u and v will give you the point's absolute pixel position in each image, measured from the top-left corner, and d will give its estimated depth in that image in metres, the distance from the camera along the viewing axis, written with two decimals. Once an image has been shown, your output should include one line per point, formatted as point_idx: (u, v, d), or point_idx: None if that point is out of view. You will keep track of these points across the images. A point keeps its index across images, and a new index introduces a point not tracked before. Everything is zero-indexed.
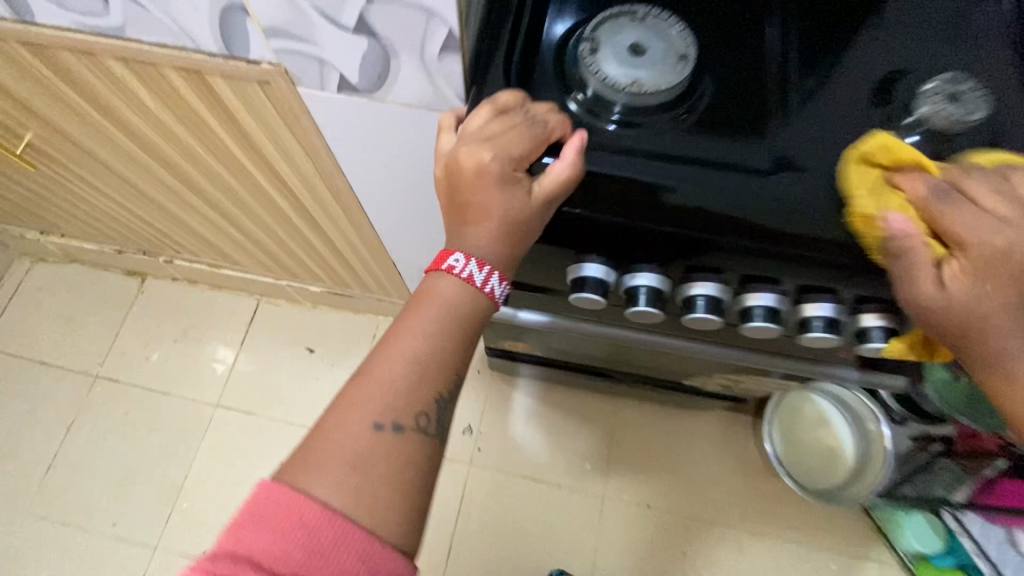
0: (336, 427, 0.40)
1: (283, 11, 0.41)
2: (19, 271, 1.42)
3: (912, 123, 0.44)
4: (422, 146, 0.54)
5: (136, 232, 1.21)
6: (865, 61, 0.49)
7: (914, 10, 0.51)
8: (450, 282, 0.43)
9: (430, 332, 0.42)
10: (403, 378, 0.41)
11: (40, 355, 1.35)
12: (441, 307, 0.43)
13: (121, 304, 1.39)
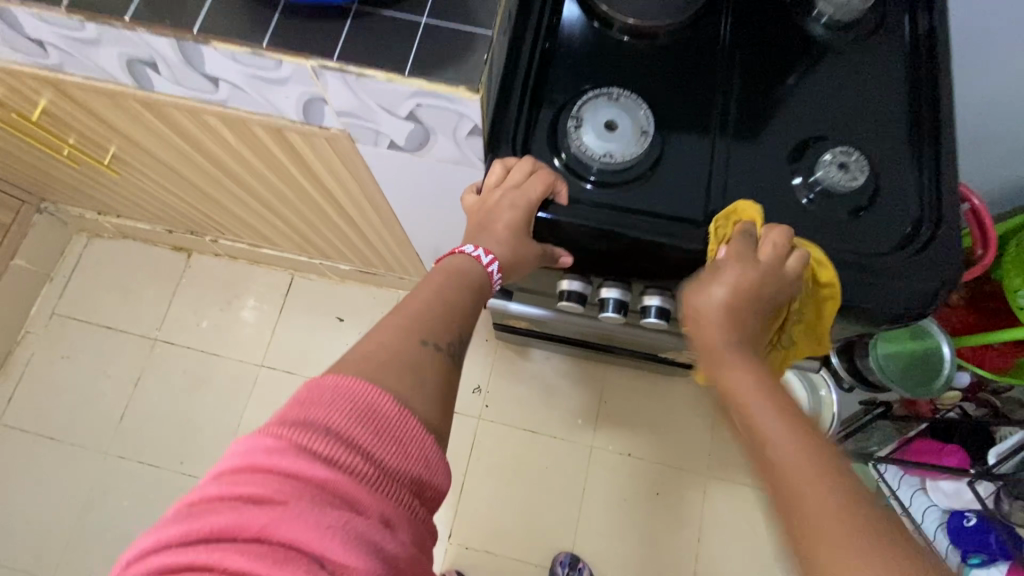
0: (388, 341, 0.49)
1: (354, 104, 0.57)
2: (77, 246, 1.60)
3: (813, 182, 0.61)
4: (449, 185, 0.71)
5: (187, 217, 1.38)
6: (789, 127, 0.65)
7: (829, 87, 0.66)
8: (463, 258, 0.60)
9: (447, 287, 0.57)
10: (425, 313, 0.53)
11: (104, 321, 1.54)
12: (455, 273, 0.58)
13: (171, 276, 1.58)
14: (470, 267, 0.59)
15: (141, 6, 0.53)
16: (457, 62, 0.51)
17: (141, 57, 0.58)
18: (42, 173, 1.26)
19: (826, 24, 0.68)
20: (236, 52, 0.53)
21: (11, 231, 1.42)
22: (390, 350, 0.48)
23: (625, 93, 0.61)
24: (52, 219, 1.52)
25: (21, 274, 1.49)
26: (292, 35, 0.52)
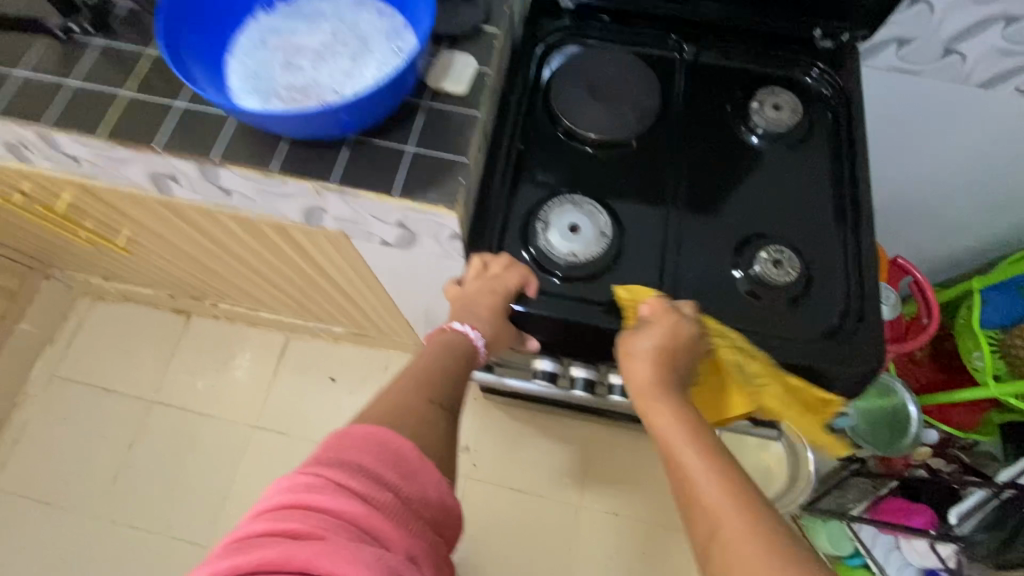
0: (400, 399, 0.56)
1: (351, 213, 0.66)
2: (81, 309, 1.66)
3: (750, 274, 0.70)
4: (434, 273, 0.79)
5: (190, 285, 1.45)
6: (733, 225, 0.74)
7: (769, 188, 0.76)
8: (454, 332, 0.67)
9: (440, 355, 0.64)
10: (429, 379, 0.61)
11: (103, 383, 1.58)
12: (447, 343, 0.66)
13: (171, 339, 1.63)
14: (461, 341, 0.66)
15: (170, 135, 0.62)
16: (439, 185, 0.61)
17: (165, 173, 0.67)
18: (56, 246, 1.34)
19: (761, 134, 0.78)
20: (251, 175, 0.62)
21: (18, 297, 1.49)
22: (403, 406, 0.55)
23: (586, 200, 0.72)
24: (59, 283, 1.59)
25: (24, 337, 1.54)
26: (299, 163, 0.61)
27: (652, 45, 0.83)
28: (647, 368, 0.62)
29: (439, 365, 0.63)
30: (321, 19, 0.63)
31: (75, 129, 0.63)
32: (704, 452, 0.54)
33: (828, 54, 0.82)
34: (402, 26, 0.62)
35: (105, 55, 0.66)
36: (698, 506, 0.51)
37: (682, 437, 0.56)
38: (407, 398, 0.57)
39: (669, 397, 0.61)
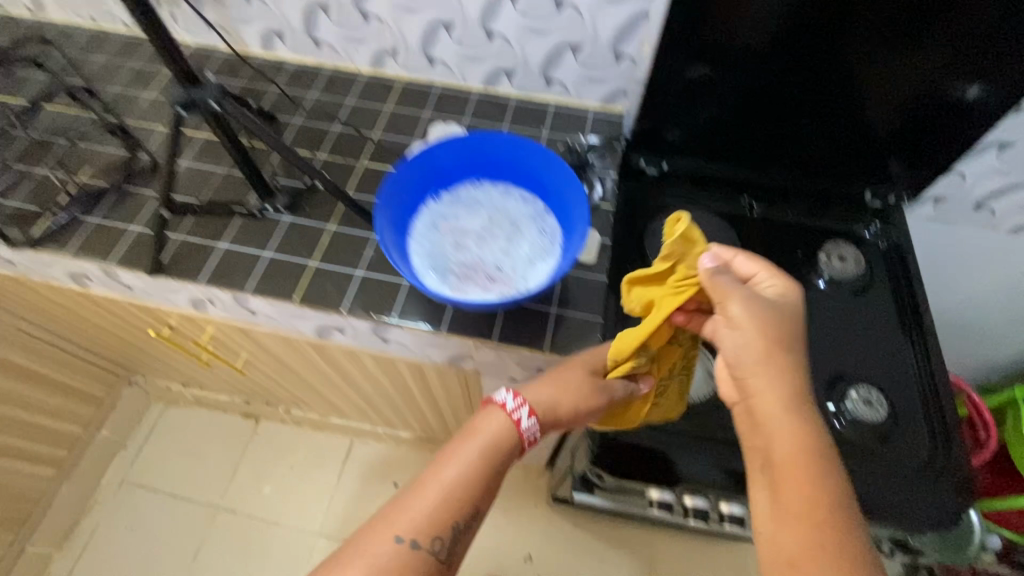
0: (400, 512, 0.57)
1: (497, 360, 0.78)
2: (154, 413, 1.71)
3: (843, 410, 0.79)
4: (550, 405, 0.89)
5: (272, 394, 1.53)
6: (822, 367, 0.84)
7: (846, 331, 0.87)
8: (498, 412, 0.63)
9: (471, 460, 0.60)
10: (454, 480, 0.59)
11: (171, 489, 1.61)
12: (482, 441, 0.61)
13: (239, 442, 1.68)
14: (502, 426, 0.62)
15: (354, 300, 0.75)
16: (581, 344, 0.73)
17: (337, 326, 0.79)
18: (155, 359, 1.43)
19: (827, 278, 0.91)
20: (421, 332, 0.74)
21: (102, 405, 1.57)
22: (370, 550, 0.55)
23: None
24: (139, 390, 1.67)
25: (103, 444, 1.59)
26: (464, 323, 0.74)
27: (724, 203, 0.97)
28: (755, 335, 0.54)
29: (478, 454, 0.60)
30: (479, 207, 0.77)
31: (272, 295, 0.75)
32: (806, 465, 0.50)
33: (876, 211, 0.96)
34: (549, 214, 0.77)
35: (293, 229, 0.80)
36: (786, 520, 0.49)
37: (783, 439, 0.51)
38: (428, 520, 0.56)
39: (789, 394, 0.53)
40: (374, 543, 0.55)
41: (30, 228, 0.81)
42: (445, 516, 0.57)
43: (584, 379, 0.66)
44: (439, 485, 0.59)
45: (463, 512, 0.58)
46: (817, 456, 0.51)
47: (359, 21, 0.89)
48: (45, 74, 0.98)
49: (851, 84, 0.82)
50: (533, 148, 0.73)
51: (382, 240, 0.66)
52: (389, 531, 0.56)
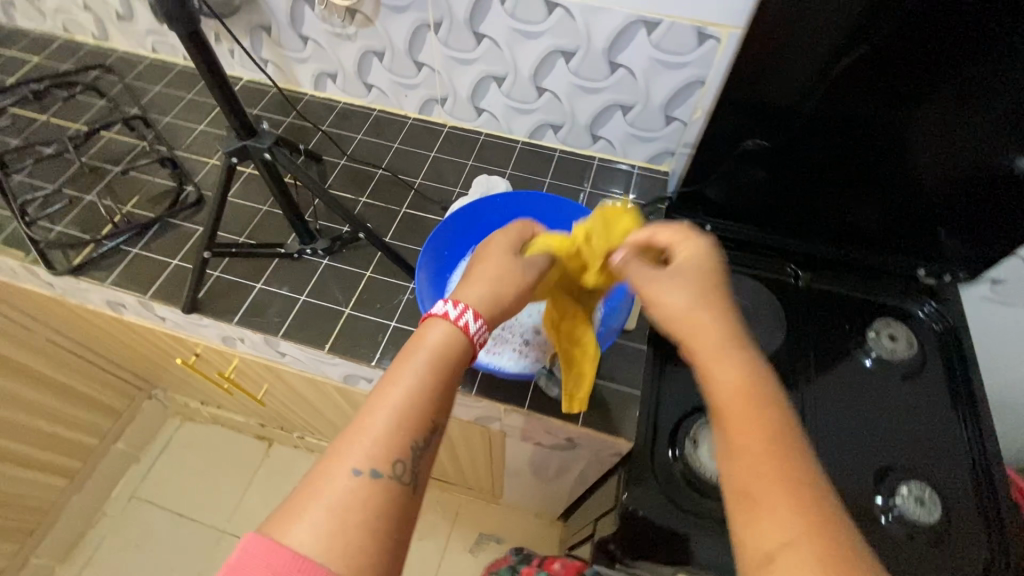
0: (348, 449, 0.46)
1: (526, 424, 0.77)
2: (169, 428, 1.70)
3: (890, 504, 0.74)
4: (574, 466, 0.87)
5: (288, 422, 1.51)
6: (868, 456, 0.79)
7: (894, 417, 0.82)
8: (440, 322, 0.53)
9: (417, 374, 0.49)
10: (404, 402, 0.48)
11: (178, 508, 1.59)
12: (425, 352, 0.51)
13: (250, 464, 1.66)
14: (447, 334, 0.52)
15: (385, 352, 0.73)
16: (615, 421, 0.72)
17: (365, 375, 0.77)
18: (179, 377, 1.43)
19: (875, 357, 0.87)
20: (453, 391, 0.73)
21: (120, 418, 1.56)
22: (321, 485, 0.44)
23: None
24: (158, 403, 1.65)
25: (118, 456, 1.58)
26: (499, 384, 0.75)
27: (767, 270, 0.94)
28: (675, 291, 0.52)
29: (418, 372, 0.50)
30: None
31: (304, 341, 0.74)
32: (750, 408, 0.44)
33: (929, 289, 0.91)
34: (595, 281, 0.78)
35: (330, 273, 0.79)
36: (737, 474, 0.43)
37: (725, 378, 0.46)
38: (377, 445, 0.46)
39: (732, 343, 0.48)
40: (332, 482, 0.44)
41: (72, 257, 0.81)
42: (396, 438, 0.47)
43: (513, 244, 0.61)
44: (391, 412, 0.48)
45: (409, 431, 0.47)
46: (766, 395, 0.45)
47: (411, 69, 0.90)
48: (103, 101, 1.00)
49: (894, 153, 0.77)
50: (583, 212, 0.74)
51: (420, 290, 0.66)
52: (342, 464, 0.45)
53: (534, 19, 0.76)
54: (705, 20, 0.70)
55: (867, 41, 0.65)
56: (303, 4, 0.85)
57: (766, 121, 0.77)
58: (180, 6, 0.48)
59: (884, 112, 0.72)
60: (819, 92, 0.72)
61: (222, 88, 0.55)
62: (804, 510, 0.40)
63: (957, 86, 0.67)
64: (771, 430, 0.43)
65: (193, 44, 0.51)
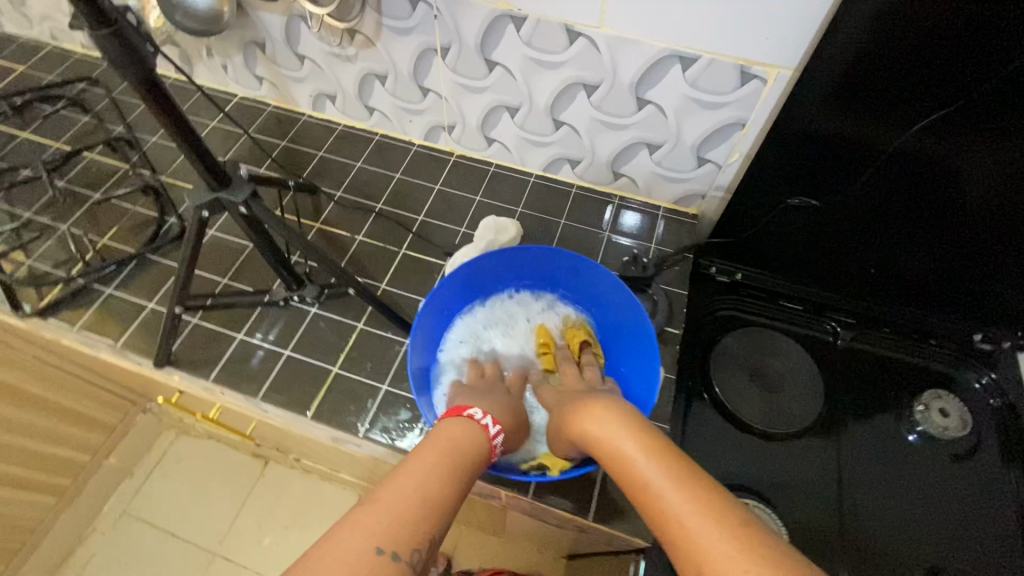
0: (364, 516, 0.42)
1: (527, 507, 0.67)
2: (163, 442, 1.49)
3: None
4: (582, 543, 0.78)
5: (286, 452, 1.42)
6: (912, 553, 0.71)
7: (942, 507, 0.74)
8: (461, 422, 0.55)
9: (439, 465, 0.47)
10: (432, 481, 0.46)
11: (159, 529, 1.40)
12: (450, 444, 0.51)
13: (241, 486, 1.45)
14: (467, 431, 0.54)
15: (372, 422, 0.65)
16: (629, 513, 0.63)
17: (351, 440, 0.65)
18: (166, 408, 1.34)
19: (921, 433, 0.79)
20: None
21: (113, 433, 1.35)
22: (325, 555, 0.38)
23: (760, 507, 0.71)
24: (153, 417, 1.43)
25: (109, 473, 1.39)
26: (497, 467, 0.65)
27: (804, 326, 0.85)
28: (569, 408, 0.58)
29: (442, 457, 0.48)
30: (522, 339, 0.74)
31: (285, 405, 0.67)
32: (646, 452, 0.48)
33: (986, 355, 0.81)
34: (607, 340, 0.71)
35: (318, 325, 0.72)
36: (653, 501, 0.44)
37: (622, 441, 0.50)
38: (402, 522, 0.41)
39: (620, 415, 0.53)
40: (354, 554, 0.39)
41: (43, 296, 0.75)
42: (422, 517, 0.43)
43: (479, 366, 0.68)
44: (419, 489, 0.45)
45: (436, 511, 0.44)
46: (657, 438, 0.49)
47: (417, 94, 0.82)
48: (88, 116, 0.94)
49: (946, 195, 0.66)
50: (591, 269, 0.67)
51: (410, 353, 0.60)
52: (360, 532, 0.40)
53: (554, 48, 0.67)
54: (750, 58, 0.61)
55: (938, 103, 0.57)
56: (298, 21, 0.77)
57: (817, 173, 0.69)
58: (132, 53, 0.40)
59: (949, 171, 0.63)
60: (876, 151, 0.64)
61: (190, 140, 0.47)
62: (721, 517, 0.41)
63: (997, 140, 0.58)
64: (673, 463, 0.46)
65: (149, 94, 0.43)
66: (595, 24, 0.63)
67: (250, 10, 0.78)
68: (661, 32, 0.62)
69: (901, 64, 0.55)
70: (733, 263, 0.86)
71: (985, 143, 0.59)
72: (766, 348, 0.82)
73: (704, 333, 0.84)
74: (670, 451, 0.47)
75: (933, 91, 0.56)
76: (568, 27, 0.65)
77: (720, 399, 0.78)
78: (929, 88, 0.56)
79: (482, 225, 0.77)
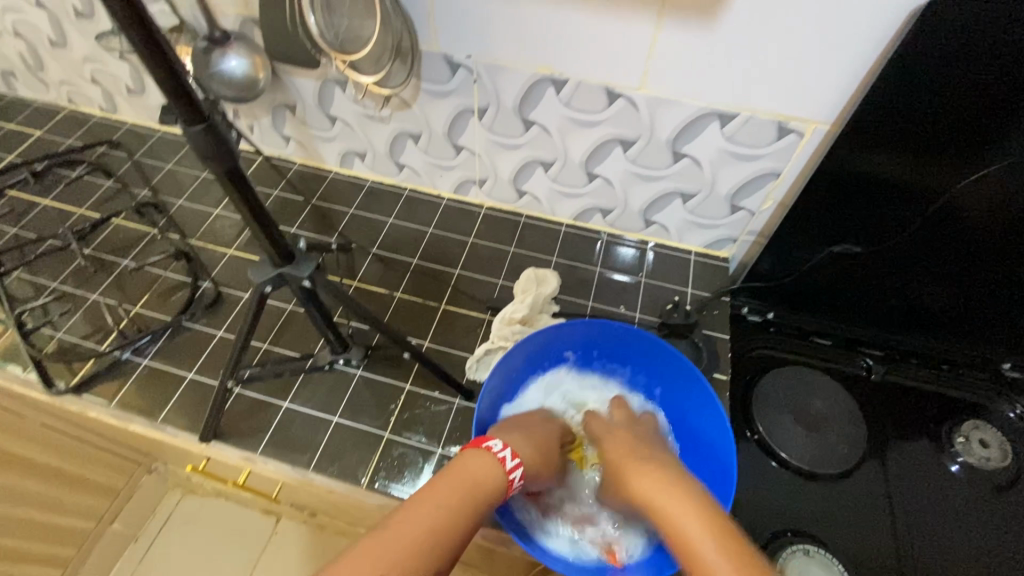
0: (373, 549, 0.40)
1: None
2: (166, 505, 1.26)
3: None
4: None
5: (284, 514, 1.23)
6: None
7: (993, 539, 0.75)
8: (488, 458, 0.50)
9: (452, 501, 0.44)
10: (443, 521, 0.43)
11: None
12: (463, 477, 0.47)
13: (250, 550, 1.22)
14: (490, 475, 0.48)
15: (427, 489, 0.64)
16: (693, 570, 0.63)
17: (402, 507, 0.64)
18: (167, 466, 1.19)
19: (963, 463, 0.80)
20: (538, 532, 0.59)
21: (117, 496, 1.17)
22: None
23: (822, 552, 0.70)
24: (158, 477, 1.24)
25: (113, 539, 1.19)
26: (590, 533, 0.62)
27: (837, 362, 0.86)
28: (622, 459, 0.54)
29: (457, 500, 0.45)
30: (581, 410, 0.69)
31: (339, 475, 0.65)
32: (714, 541, 0.41)
33: (1014, 383, 0.84)
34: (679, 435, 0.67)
35: (364, 390, 0.71)
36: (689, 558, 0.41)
37: (685, 518, 0.44)
38: (409, 557, 0.40)
39: (685, 489, 0.47)
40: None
41: (75, 371, 0.73)
42: (428, 552, 0.41)
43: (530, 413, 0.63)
44: (431, 524, 0.42)
45: (441, 549, 0.41)
46: (729, 529, 0.42)
47: (450, 152, 0.83)
48: (111, 181, 0.93)
49: (959, 226, 0.70)
50: (673, 354, 0.65)
51: (477, 418, 0.60)
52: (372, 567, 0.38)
53: (593, 108, 0.70)
54: (787, 114, 0.64)
55: (956, 142, 0.61)
56: (332, 85, 0.78)
57: (849, 218, 0.72)
58: (221, 147, 0.41)
59: (972, 213, 0.68)
60: (900, 189, 0.67)
61: (262, 224, 0.48)
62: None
63: (1008, 172, 0.63)
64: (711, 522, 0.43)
65: (231, 182, 0.44)
66: (635, 85, 0.66)
67: (284, 76, 0.80)
68: (700, 93, 0.65)
69: (925, 112, 0.59)
70: (765, 302, 0.86)
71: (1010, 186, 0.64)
72: (806, 389, 0.82)
73: (741, 375, 0.84)
74: (745, 548, 0.40)
75: (962, 144, 0.61)
76: (609, 89, 0.67)
77: (766, 441, 0.78)
78: (962, 142, 0.61)
79: (522, 279, 0.77)
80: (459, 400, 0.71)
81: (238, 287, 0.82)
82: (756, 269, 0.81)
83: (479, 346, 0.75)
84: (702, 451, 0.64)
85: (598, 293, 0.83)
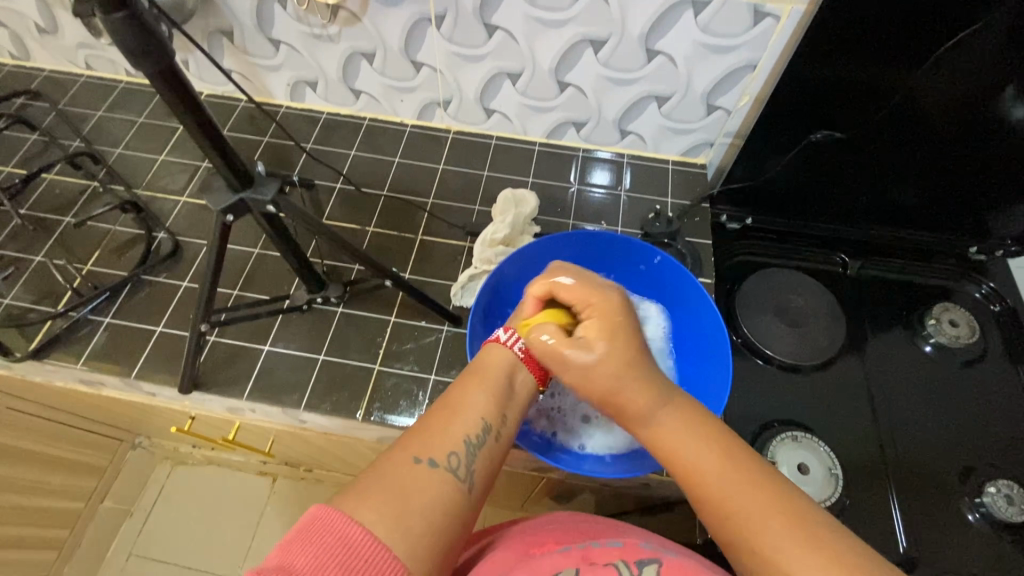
0: (415, 438, 0.39)
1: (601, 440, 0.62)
2: (157, 477, 1.24)
3: (977, 502, 0.71)
4: (636, 503, 0.79)
5: (279, 472, 1.21)
6: (948, 458, 0.75)
7: (966, 409, 0.79)
8: (501, 349, 0.48)
9: (480, 394, 0.44)
10: (475, 405, 0.43)
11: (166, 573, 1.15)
12: (490, 375, 0.46)
13: (248, 512, 1.20)
14: (508, 364, 0.47)
15: (422, 413, 0.63)
16: None
17: (400, 434, 0.64)
18: (151, 439, 1.15)
19: (935, 344, 0.83)
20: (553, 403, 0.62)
21: (103, 475, 1.12)
22: (400, 478, 0.36)
23: (808, 436, 0.73)
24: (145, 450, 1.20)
25: (106, 517, 1.15)
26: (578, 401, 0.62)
27: (814, 261, 0.88)
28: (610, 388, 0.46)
29: (484, 390, 0.44)
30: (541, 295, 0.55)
31: (332, 411, 0.63)
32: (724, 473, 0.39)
33: (980, 266, 0.87)
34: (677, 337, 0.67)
35: (348, 327, 0.69)
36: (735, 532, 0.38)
37: (663, 417, 0.43)
38: (437, 434, 0.40)
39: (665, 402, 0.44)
40: (393, 469, 0.37)
41: (31, 339, 0.68)
42: (458, 430, 0.40)
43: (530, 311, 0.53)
44: (459, 408, 0.42)
45: (469, 424, 0.41)
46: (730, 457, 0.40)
47: (408, 71, 0.78)
48: (37, 134, 0.84)
49: (926, 113, 0.69)
50: (671, 264, 0.64)
51: (470, 332, 0.58)
52: (413, 444, 0.39)
53: (560, 5, 0.65)
54: None
55: (927, 18, 0.58)
56: (271, 2, 0.71)
57: (827, 110, 0.70)
58: (150, 40, 0.36)
59: (940, 96, 0.67)
60: (871, 78, 0.65)
61: (212, 138, 0.43)
62: (795, 517, 0.36)
63: (972, 48, 0.61)
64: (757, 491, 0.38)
65: (169, 88, 0.39)
66: None
67: None
68: None
69: None
70: (743, 209, 0.85)
71: (976, 70, 0.63)
72: (785, 286, 0.83)
73: (723, 281, 0.85)
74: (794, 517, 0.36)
75: (937, 30, 0.59)
76: None
77: (750, 339, 0.80)
78: (936, 26, 0.59)
79: (499, 202, 0.74)
80: (447, 327, 0.69)
81: (198, 235, 0.77)
82: (731, 172, 0.80)
83: (462, 272, 0.72)
84: (702, 344, 0.63)
85: (577, 209, 0.80)
